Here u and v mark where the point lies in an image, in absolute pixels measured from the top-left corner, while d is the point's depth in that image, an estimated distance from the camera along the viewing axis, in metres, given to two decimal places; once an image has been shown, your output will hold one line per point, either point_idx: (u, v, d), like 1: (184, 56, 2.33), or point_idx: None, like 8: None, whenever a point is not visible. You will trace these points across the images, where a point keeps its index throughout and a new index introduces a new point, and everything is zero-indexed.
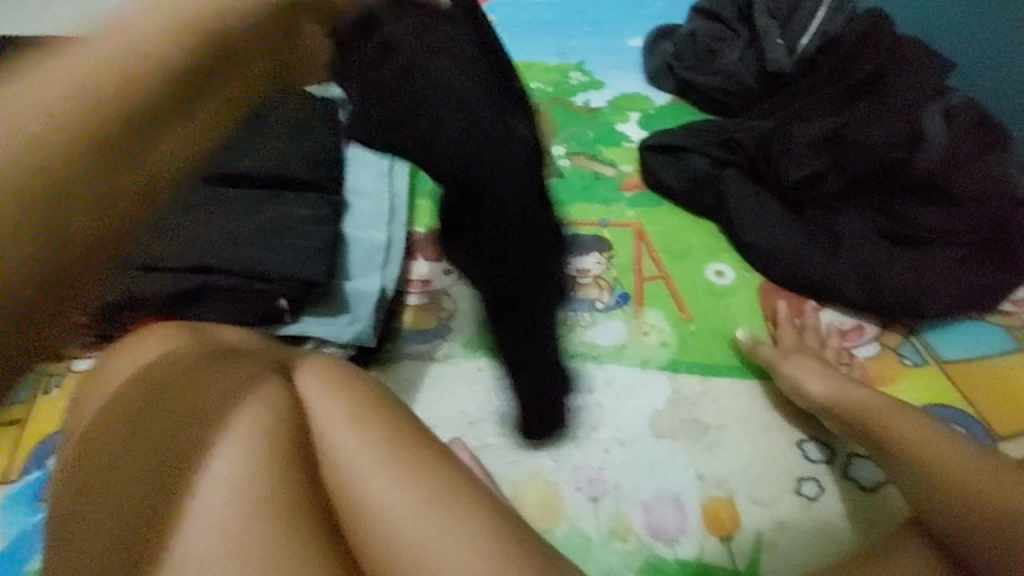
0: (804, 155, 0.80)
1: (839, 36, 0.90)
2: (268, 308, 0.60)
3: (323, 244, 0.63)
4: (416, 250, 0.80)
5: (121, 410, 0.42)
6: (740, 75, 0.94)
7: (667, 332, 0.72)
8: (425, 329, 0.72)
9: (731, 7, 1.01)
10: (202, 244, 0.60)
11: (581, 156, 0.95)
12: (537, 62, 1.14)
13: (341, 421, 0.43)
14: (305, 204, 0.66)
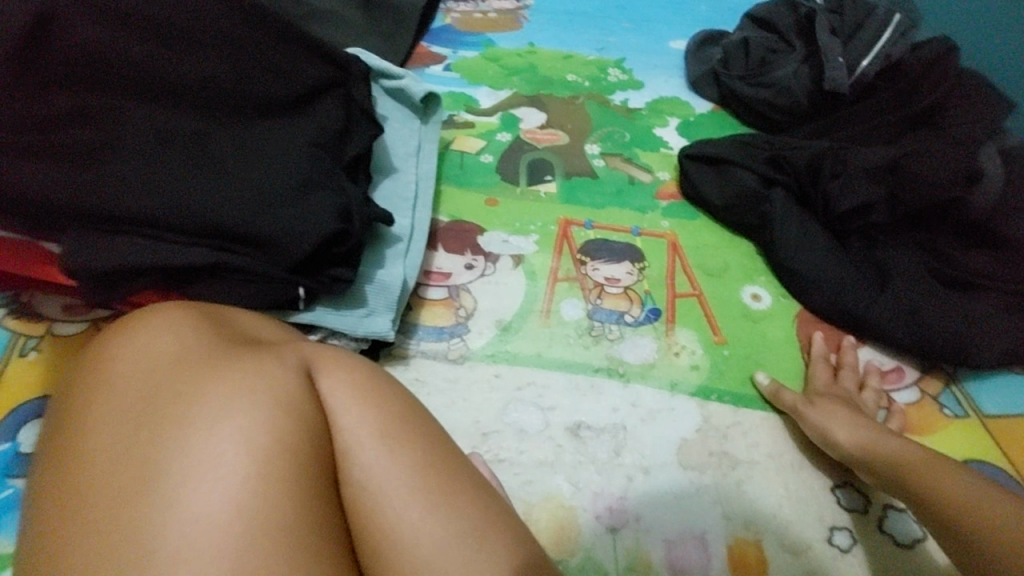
0: (857, 182, 0.76)
1: (903, 61, 0.86)
2: (279, 296, 0.53)
3: (334, 221, 0.53)
4: (438, 239, 0.75)
5: (127, 406, 0.37)
6: (793, 91, 0.89)
7: (699, 355, 0.68)
8: (441, 327, 0.67)
9: (788, 19, 0.96)
10: (203, 207, 0.50)
11: (616, 157, 0.90)
12: (575, 54, 1.09)
13: (368, 429, 0.39)
14: (300, 165, 0.55)
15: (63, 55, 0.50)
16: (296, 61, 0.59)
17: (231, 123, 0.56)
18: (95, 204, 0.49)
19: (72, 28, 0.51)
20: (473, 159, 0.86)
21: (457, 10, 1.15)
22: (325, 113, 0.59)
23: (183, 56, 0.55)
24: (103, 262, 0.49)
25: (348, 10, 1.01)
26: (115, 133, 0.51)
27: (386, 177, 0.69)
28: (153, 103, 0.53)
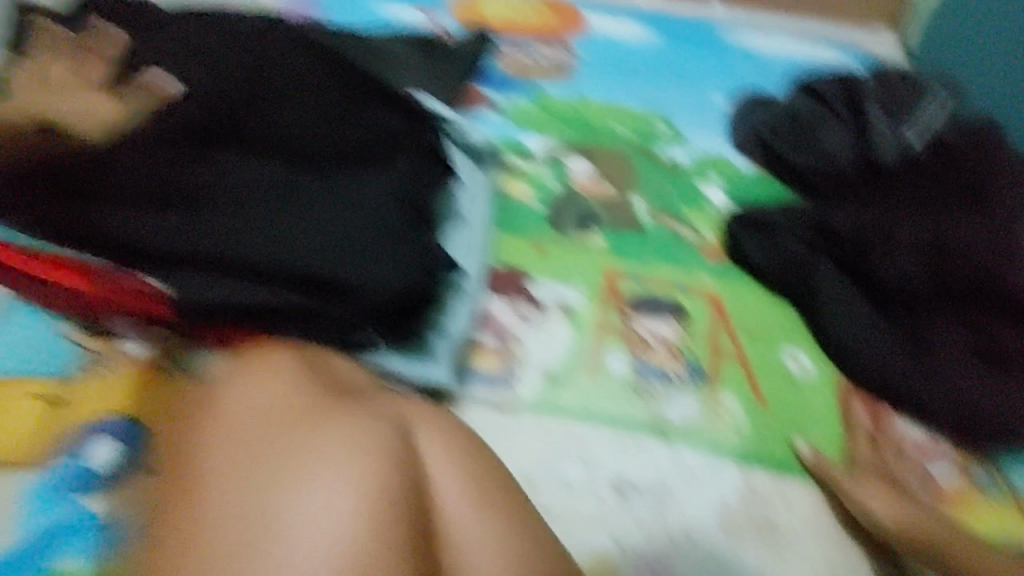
0: (901, 255, 0.78)
1: (950, 138, 0.89)
2: (360, 341, 0.58)
3: (417, 277, 0.61)
4: (489, 284, 0.77)
5: (244, 444, 0.43)
6: (840, 160, 0.92)
7: (742, 419, 0.69)
8: (492, 373, 0.69)
9: (837, 91, 1.01)
10: (302, 258, 0.57)
11: (661, 212, 0.92)
12: (622, 106, 1.13)
13: (453, 485, 0.44)
14: (387, 220, 0.62)
15: (211, 132, 0.64)
16: (374, 120, 0.70)
17: (328, 183, 0.64)
18: (214, 250, 0.57)
19: (215, 111, 0.65)
20: (524, 205, 0.88)
21: (510, 55, 1.19)
22: (397, 165, 0.68)
23: (296, 130, 0.66)
24: (211, 298, 0.55)
25: (409, 53, 1.05)
26: (227, 184, 0.61)
27: (448, 221, 0.72)
28: (269, 165, 0.64)
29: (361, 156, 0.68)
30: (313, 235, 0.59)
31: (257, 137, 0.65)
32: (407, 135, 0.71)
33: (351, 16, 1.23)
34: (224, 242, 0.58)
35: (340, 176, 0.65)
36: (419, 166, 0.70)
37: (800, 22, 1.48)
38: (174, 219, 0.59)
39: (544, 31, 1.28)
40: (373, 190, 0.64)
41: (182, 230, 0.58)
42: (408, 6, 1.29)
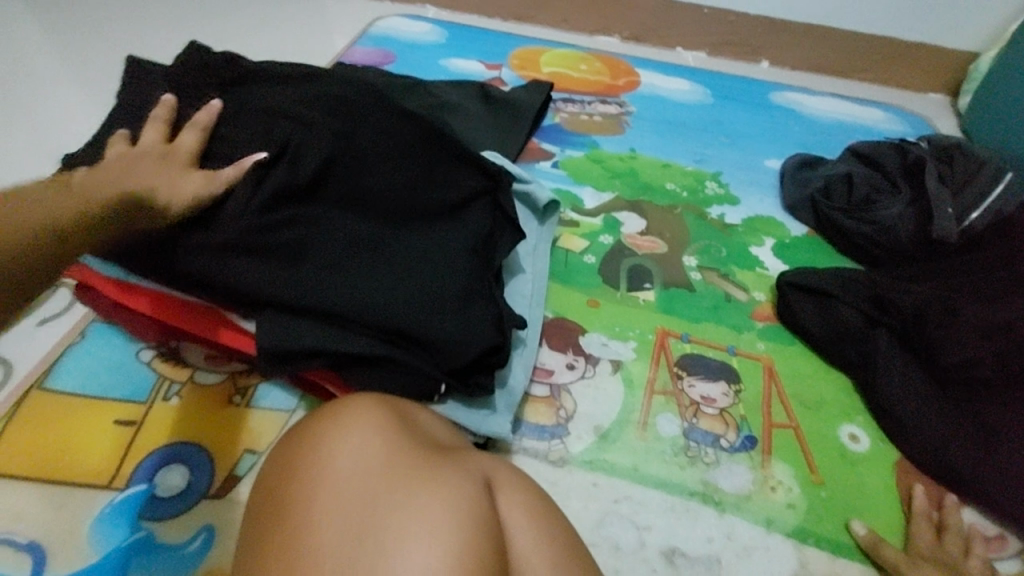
0: (964, 338, 0.75)
1: (1012, 217, 0.88)
2: (427, 389, 0.60)
3: (489, 325, 0.62)
4: (542, 335, 0.79)
5: (339, 489, 0.42)
6: (898, 231, 0.91)
7: (796, 493, 0.68)
8: (543, 426, 0.69)
9: (894, 161, 1.00)
10: (380, 310, 0.59)
11: (712, 272, 0.93)
12: (674, 163, 1.15)
13: (517, 546, 0.44)
14: (461, 273, 0.64)
15: (285, 166, 0.61)
16: (457, 174, 0.69)
17: (402, 232, 0.65)
18: (294, 299, 0.59)
19: (296, 145, 0.62)
20: (577, 258, 0.90)
21: (566, 110, 1.24)
22: (475, 221, 0.69)
23: (371, 171, 0.65)
24: (295, 346, 0.58)
25: (472, 102, 1.10)
26: (314, 235, 0.61)
27: (510, 279, 0.77)
28: (346, 210, 0.64)
29: (433, 203, 0.67)
30: (389, 290, 0.60)
31: (330, 174, 0.63)
32: (476, 178, 0.70)
33: (416, 62, 1.32)
34: (305, 291, 0.59)
35: (413, 223, 0.66)
36: (484, 215, 0.70)
37: (850, 87, 1.50)
38: (261, 266, 0.59)
39: (599, 87, 1.33)
40: (445, 243, 0.65)
41: (261, 273, 0.59)
42: (470, 57, 1.36)
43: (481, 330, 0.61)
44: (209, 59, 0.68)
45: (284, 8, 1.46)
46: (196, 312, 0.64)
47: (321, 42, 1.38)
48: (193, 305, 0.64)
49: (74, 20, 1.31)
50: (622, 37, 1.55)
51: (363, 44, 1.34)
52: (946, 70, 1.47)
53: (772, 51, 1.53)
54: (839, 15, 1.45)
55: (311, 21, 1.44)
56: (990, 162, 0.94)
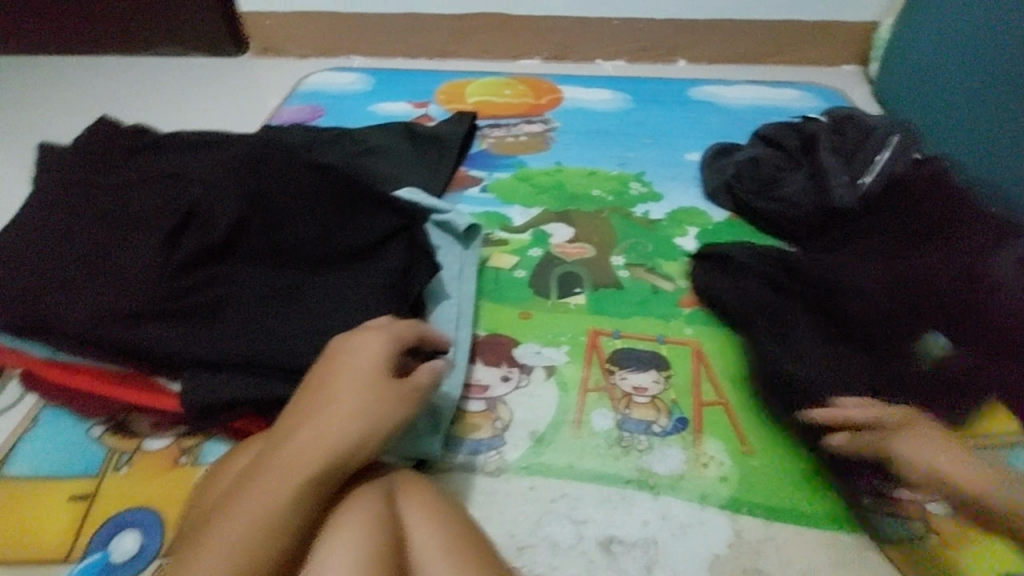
0: (863, 293, 0.77)
1: (907, 173, 0.91)
2: None
3: None
4: (477, 353, 0.82)
5: (239, 512, 0.47)
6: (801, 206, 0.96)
7: (727, 466, 0.71)
8: (480, 440, 0.73)
9: (792, 142, 1.06)
10: (295, 355, 0.63)
11: (640, 268, 0.97)
12: (598, 170, 1.20)
13: (436, 548, 0.49)
14: (378, 307, 0.67)
15: (192, 231, 0.65)
16: (369, 215, 0.73)
17: (316, 277, 0.69)
18: (212, 356, 0.62)
19: (205, 211, 0.66)
20: (508, 275, 0.95)
21: (491, 135, 1.30)
22: (391, 258, 0.72)
23: (278, 223, 0.68)
24: (217, 399, 0.62)
25: (397, 143, 1.16)
26: (230, 294, 0.65)
27: (436, 304, 0.80)
28: (259, 265, 0.67)
29: (345, 244, 0.70)
30: (305, 334, 0.64)
31: (237, 232, 0.66)
32: (383, 214, 0.74)
33: (345, 111, 1.38)
34: (220, 346, 0.63)
35: (328, 268, 0.69)
36: (400, 249, 0.73)
37: (766, 71, 1.57)
38: (179, 330, 0.63)
39: (523, 109, 1.39)
40: (360, 283, 0.69)
41: (177, 335, 0.62)
42: (398, 99, 1.43)
43: None
44: (122, 139, 0.74)
45: (218, 81, 1.53)
46: (107, 376, 0.68)
47: (254, 107, 1.45)
48: (103, 369, 0.67)
49: (17, 123, 1.38)
50: (544, 59, 1.62)
51: (294, 101, 1.41)
52: (855, 42, 1.54)
53: (686, 50, 1.60)
54: (743, 6, 1.52)
55: (246, 89, 1.51)
56: (877, 129, 0.99)
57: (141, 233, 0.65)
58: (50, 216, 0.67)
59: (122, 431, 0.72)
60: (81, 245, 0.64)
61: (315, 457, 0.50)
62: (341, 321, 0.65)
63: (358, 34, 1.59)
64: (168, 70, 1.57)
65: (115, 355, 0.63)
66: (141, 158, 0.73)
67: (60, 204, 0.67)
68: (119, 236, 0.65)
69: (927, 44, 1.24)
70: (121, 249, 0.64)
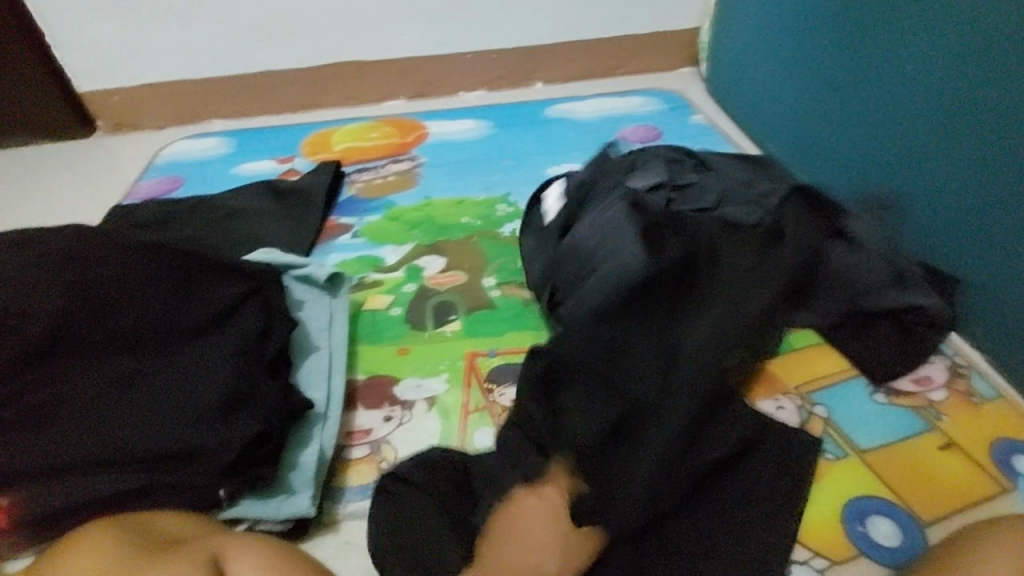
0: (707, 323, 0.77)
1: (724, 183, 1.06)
2: (208, 499, 0.64)
3: (274, 407, 0.68)
4: (358, 398, 0.83)
5: (97, 560, 0.53)
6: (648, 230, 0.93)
7: None
8: (367, 484, 0.74)
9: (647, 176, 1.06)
10: (145, 441, 0.63)
11: (512, 285, 1.02)
12: (466, 199, 1.25)
13: None
14: (233, 375, 0.67)
15: (7, 337, 0.63)
16: (213, 285, 0.74)
17: (159, 359, 0.68)
18: (54, 459, 0.62)
19: (17, 313, 0.64)
20: (383, 315, 0.96)
21: (360, 179, 1.32)
22: (246, 322, 0.73)
23: (106, 312, 0.67)
24: (70, 496, 0.62)
25: (260, 202, 1.15)
26: (61, 393, 0.64)
27: (304, 360, 0.81)
28: (90, 358, 0.66)
29: (189, 318, 0.70)
30: (153, 419, 0.64)
31: (60, 329, 0.64)
32: (228, 282, 0.74)
33: (205, 177, 1.36)
34: (59, 447, 0.62)
35: (171, 347, 0.69)
36: (252, 313, 0.74)
37: (614, 81, 1.70)
38: (11, 442, 0.62)
39: (390, 149, 1.42)
40: (207, 356, 0.68)
41: (9, 442, 0.62)
42: (262, 157, 1.42)
43: (255, 425, 0.65)
44: None
45: (64, 164, 1.46)
46: None
47: (108, 186, 1.39)
48: None
49: None
50: (408, 97, 1.64)
51: (150, 174, 1.37)
52: (685, 46, 1.71)
53: (541, 71, 1.68)
54: (581, 26, 1.64)
55: (96, 168, 1.44)
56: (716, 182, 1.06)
57: None
58: None
59: None
60: None
61: (182, 555, 0.52)
62: (190, 397, 0.65)
63: (212, 96, 1.54)
64: (7, 165, 1.47)
65: None
66: None
67: None
68: None
69: (743, 44, 1.42)
70: None
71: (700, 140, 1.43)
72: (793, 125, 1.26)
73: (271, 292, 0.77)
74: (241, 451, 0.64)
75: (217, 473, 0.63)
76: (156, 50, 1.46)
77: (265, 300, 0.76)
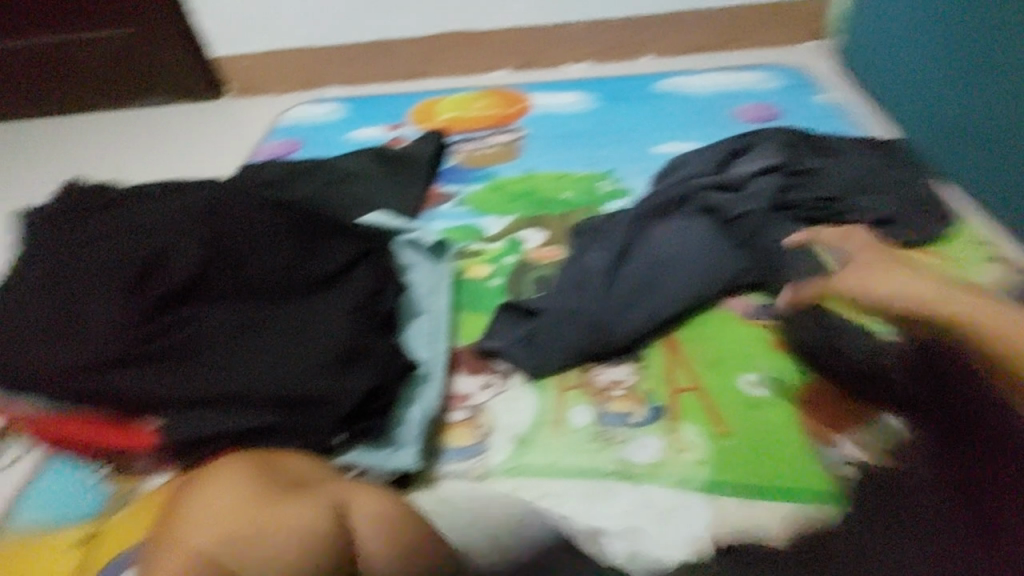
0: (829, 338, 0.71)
1: (850, 178, 0.98)
2: (324, 443, 0.67)
3: (386, 362, 0.70)
4: (457, 363, 0.85)
5: (228, 489, 0.56)
6: (780, 227, 0.89)
7: (703, 449, 0.73)
8: (465, 447, 0.76)
9: (758, 160, 1.00)
10: (270, 383, 0.66)
11: None
12: (568, 173, 1.23)
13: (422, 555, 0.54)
14: (351, 328, 0.71)
15: (158, 279, 0.69)
16: (334, 244, 0.78)
17: (284, 309, 0.72)
18: (190, 392, 0.66)
19: (168, 257, 0.70)
20: (483, 285, 0.97)
21: (463, 148, 1.32)
22: (361, 282, 0.76)
23: (242, 262, 0.73)
24: (202, 429, 0.65)
25: (370, 167, 1.20)
26: (201, 332, 0.69)
27: (410, 322, 0.84)
28: (228, 302, 0.71)
29: (313, 272, 0.74)
30: (279, 362, 0.68)
31: (202, 274, 0.71)
32: (347, 241, 0.79)
33: (320, 141, 1.43)
34: (195, 381, 0.66)
35: (295, 298, 0.73)
36: (368, 272, 0.77)
37: (731, 54, 1.58)
38: (153, 373, 0.66)
39: (493, 120, 1.42)
40: (327, 309, 0.72)
41: (153, 369, 0.66)
42: (371, 124, 1.47)
43: (370, 377, 0.69)
44: (95, 197, 0.80)
45: (198, 124, 1.59)
46: (96, 421, 0.71)
47: (234, 146, 1.50)
48: (92, 414, 0.71)
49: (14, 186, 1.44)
50: (513, 68, 1.62)
51: (272, 136, 1.46)
52: (816, 17, 1.55)
53: (652, 43, 1.59)
54: None
55: (224, 129, 1.56)
56: (841, 169, 0.99)
57: (112, 283, 0.68)
58: (32, 275, 0.71)
59: (124, 469, 0.76)
60: (58, 303, 0.68)
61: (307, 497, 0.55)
62: (312, 346, 0.69)
63: (328, 63, 1.60)
64: (148, 123, 1.61)
65: (98, 402, 0.67)
66: (109, 212, 0.78)
67: (35, 262, 0.72)
68: (92, 287, 0.68)
69: (888, 16, 1.27)
70: (90, 299, 0.68)
71: (827, 122, 1.30)
72: (945, 110, 1.12)
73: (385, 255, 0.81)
74: (354, 401, 0.67)
75: (334, 419, 0.66)
76: (283, 19, 1.55)
77: (379, 261, 0.80)
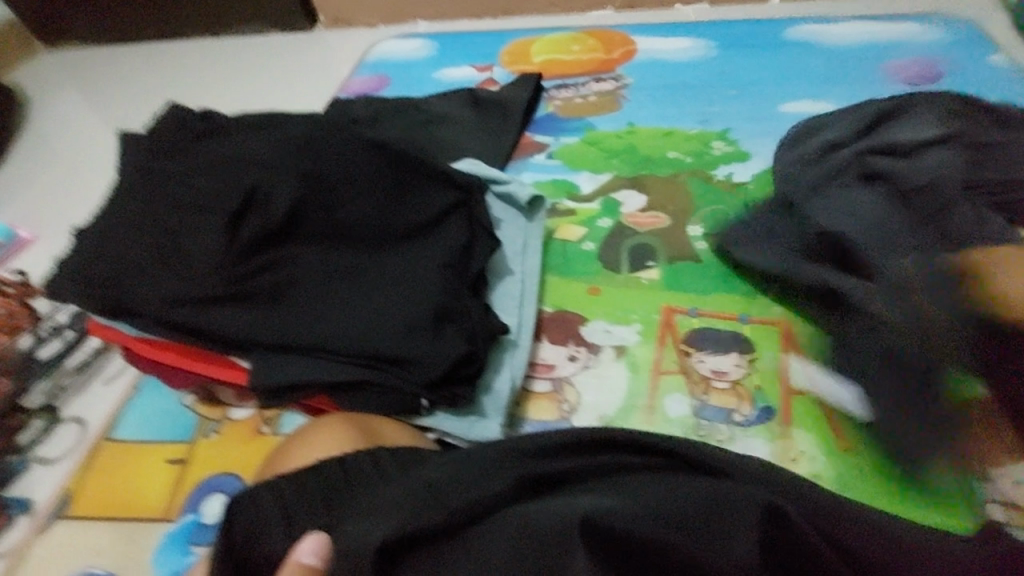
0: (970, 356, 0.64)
1: None
2: (407, 405, 0.64)
3: (475, 326, 0.66)
4: (543, 331, 0.79)
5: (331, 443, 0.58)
6: (948, 209, 0.74)
7: (820, 463, 0.66)
8: (546, 421, 0.71)
9: (922, 127, 0.83)
10: (357, 337, 0.64)
11: None
12: (675, 130, 1.10)
13: None
14: (443, 287, 0.66)
15: (253, 216, 0.67)
16: (428, 192, 0.72)
17: (373, 259, 0.68)
18: (279, 337, 0.64)
19: (266, 195, 0.68)
20: (575, 247, 0.89)
21: (558, 96, 1.21)
22: (453, 233, 0.71)
23: (336, 206, 0.69)
24: (290, 374, 0.64)
25: (460, 111, 1.12)
26: (293, 276, 0.67)
27: (498, 282, 0.79)
28: (319, 247, 0.68)
29: (405, 223, 0.70)
30: (367, 316, 0.65)
31: (297, 216, 0.68)
32: (441, 191, 0.73)
33: (408, 78, 1.36)
34: (285, 325, 0.65)
35: (386, 248, 0.69)
36: (460, 226, 0.72)
37: None
38: (247, 314, 0.65)
39: (593, 64, 1.29)
40: (418, 263, 0.68)
41: (245, 310, 0.65)
42: (461, 63, 1.38)
43: (457, 341, 0.64)
44: (189, 124, 0.78)
45: (288, 54, 1.56)
46: (185, 351, 0.71)
47: (322, 80, 1.46)
48: (182, 345, 0.71)
49: (117, 107, 1.48)
50: (617, 7, 1.46)
51: (361, 70, 1.40)
52: None
53: None
54: None
55: (314, 61, 1.52)
56: None
57: (208, 216, 0.67)
58: (133, 201, 0.70)
59: (210, 398, 0.77)
60: (158, 233, 0.67)
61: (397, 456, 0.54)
62: (401, 303, 0.65)
63: None
64: (241, 50, 1.59)
65: (192, 337, 0.67)
66: (204, 143, 0.76)
67: (135, 191, 0.71)
68: (190, 219, 0.67)
69: None
70: (187, 232, 0.67)
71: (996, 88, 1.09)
72: None
73: (478, 208, 0.74)
74: (440, 364, 0.63)
75: (419, 382, 0.63)
76: None
77: (472, 215, 0.73)
